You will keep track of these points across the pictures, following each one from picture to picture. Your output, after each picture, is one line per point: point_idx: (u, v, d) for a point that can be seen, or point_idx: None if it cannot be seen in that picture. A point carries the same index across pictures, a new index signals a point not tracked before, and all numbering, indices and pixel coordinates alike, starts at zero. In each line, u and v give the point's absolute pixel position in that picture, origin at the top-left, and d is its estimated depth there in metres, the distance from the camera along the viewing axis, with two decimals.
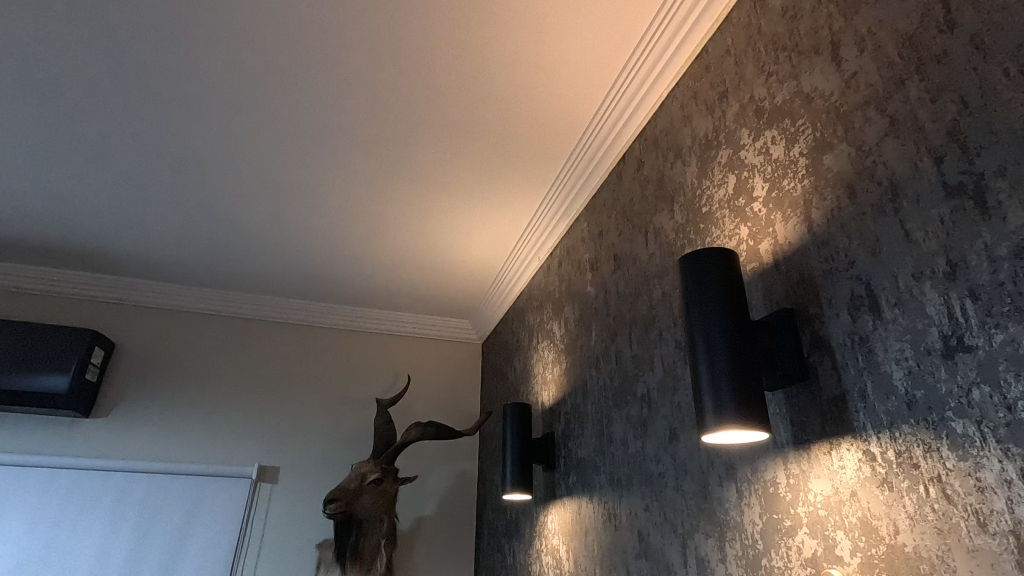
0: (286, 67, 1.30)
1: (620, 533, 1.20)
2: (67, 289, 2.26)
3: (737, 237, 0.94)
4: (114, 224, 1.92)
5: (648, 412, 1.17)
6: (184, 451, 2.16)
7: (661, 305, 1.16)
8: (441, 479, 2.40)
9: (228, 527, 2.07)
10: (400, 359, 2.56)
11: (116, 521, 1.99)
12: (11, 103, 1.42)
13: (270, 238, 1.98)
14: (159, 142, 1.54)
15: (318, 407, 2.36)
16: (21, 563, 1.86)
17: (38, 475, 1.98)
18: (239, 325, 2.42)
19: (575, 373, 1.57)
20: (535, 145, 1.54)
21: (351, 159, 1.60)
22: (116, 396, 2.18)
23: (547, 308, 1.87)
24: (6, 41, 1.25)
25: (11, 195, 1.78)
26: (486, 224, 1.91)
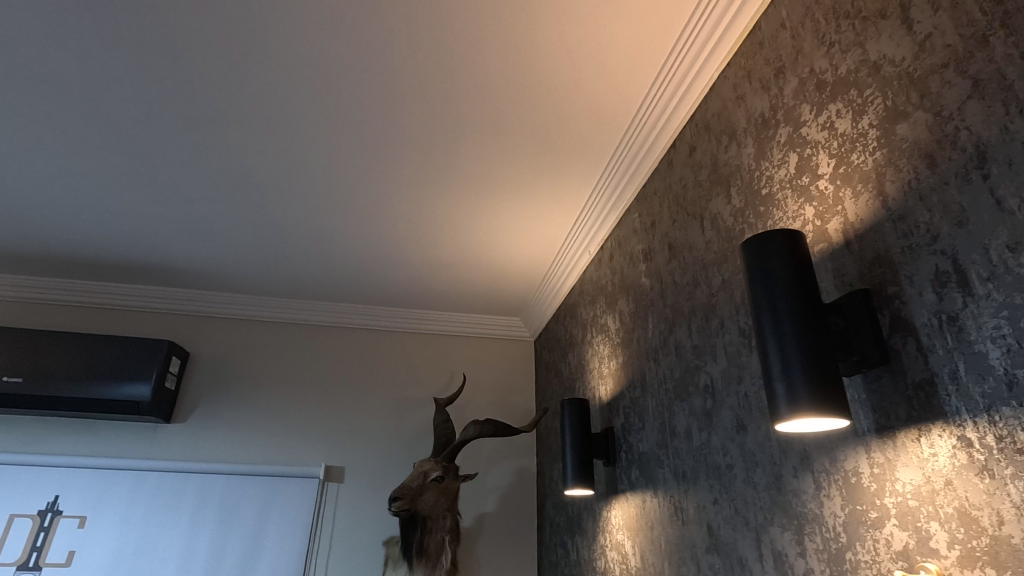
0: (336, 79, 1.34)
1: (688, 528, 1.18)
2: (144, 303, 2.42)
3: (802, 218, 0.90)
4: (184, 240, 2.03)
5: (712, 403, 1.14)
6: (256, 452, 2.27)
7: (721, 293, 1.13)
8: (500, 477, 2.42)
9: (299, 524, 2.16)
10: (455, 359, 2.59)
11: (198, 520, 2.11)
12: (89, 133, 1.53)
13: (327, 246, 2.05)
14: (223, 160, 1.62)
15: (378, 408, 2.43)
16: (116, 559, 2.00)
17: (127, 478, 2.13)
18: (301, 331, 2.52)
19: (631, 365, 1.55)
20: (581, 139, 1.53)
21: (401, 164, 1.63)
22: (193, 402, 2.31)
23: (599, 302, 1.85)
24: (84, 74, 1.33)
25: (92, 219, 1.91)
26: (535, 221, 1.91)
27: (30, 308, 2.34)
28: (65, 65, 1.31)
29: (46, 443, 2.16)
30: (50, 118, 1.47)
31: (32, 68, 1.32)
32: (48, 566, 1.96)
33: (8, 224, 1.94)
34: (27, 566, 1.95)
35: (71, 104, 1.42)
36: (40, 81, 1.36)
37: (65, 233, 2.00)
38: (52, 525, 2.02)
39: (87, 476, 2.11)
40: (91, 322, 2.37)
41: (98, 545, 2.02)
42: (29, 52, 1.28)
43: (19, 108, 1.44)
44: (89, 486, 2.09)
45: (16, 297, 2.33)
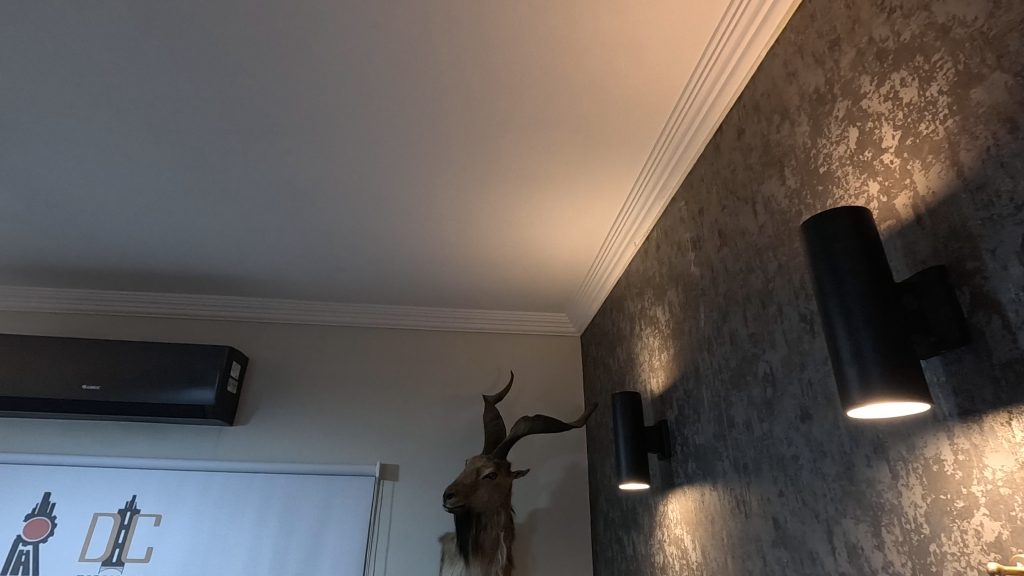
0: (377, 83, 1.37)
1: (752, 521, 1.14)
2: (204, 311, 2.54)
3: (866, 195, 0.86)
4: (239, 249, 2.12)
5: (773, 392, 1.10)
6: (314, 452, 2.34)
7: (778, 278, 1.09)
8: (552, 473, 2.42)
9: (358, 521, 2.22)
10: (501, 356, 2.61)
11: (263, 517, 2.19)
12: (150, 152, 1.61)
13: (374, 249, 2.10)
14: (274, 169, 1.67)
15: (428, 407, 2.47)
16: (190, 555, 2.11)
17: (196, 478, 2.23)
18: (352, 334, 2.59)
19: (684, 357, 1.52)
20: (623, 128, 1.51)
21: (444, 164, 1.65)
22: (253, 405, 2.41)
23: (647, 293, 1.82)
24: (145, 94, 1.40)
25: (154, 233, 2.02)
26: (577, 215, 1.90)
27: (103, 320, 2.49)
28: (128, 86, 1.38)
29: (122, 446, 2.29)
30: (115, 138, 1.55)
31: (98, 91, 1.39)
32: (129, 561, 2.08)
33: (80, 243, 2.07)
34: (111, 561, 2.08)
35: (134, 123, 1.50)
36: (106, 103, 1.43)
37: (131, 248, 2.11)
38: (131, 524, 2.14)
39: (161, 476, 2.22)
40: (157, 331, 2.50)
41: (173, 542, 2.13)
42: (96, 75, 1.35)
43: (87, 131, 1.52)
44: (163, 486, 2.21)
45: (89, 311, 2.49)
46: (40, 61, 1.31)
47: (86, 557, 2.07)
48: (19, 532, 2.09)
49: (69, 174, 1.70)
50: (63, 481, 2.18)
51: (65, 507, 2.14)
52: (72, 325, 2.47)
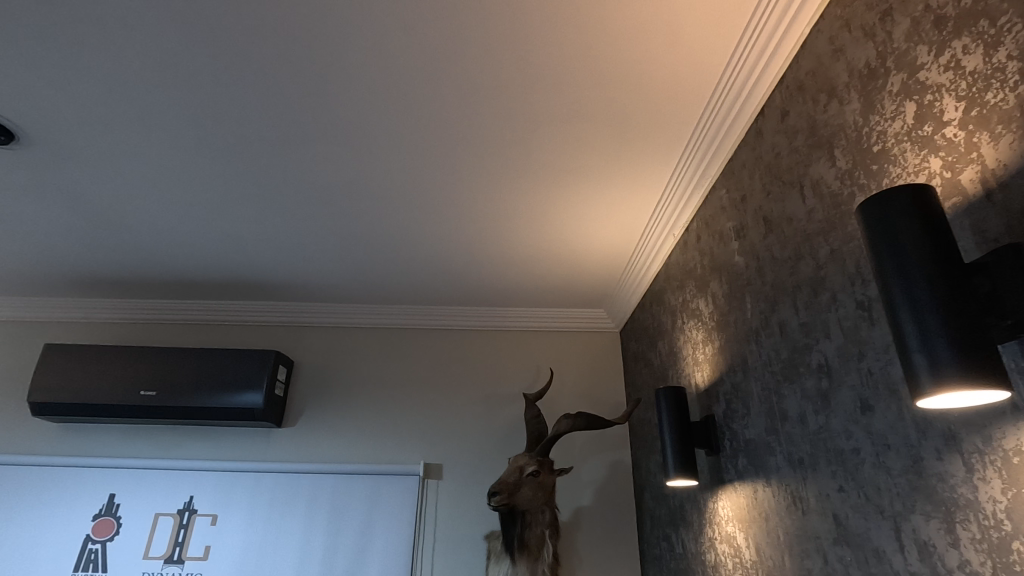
0: (410, 85, 1.37)
1: (810, 517, 1.10)
2: (251, 317, 2.62)
3: (927, 172, 0.81)
4: (281, 255, 2.17)
5: (828, 383, 1.06)
6: (359, 452, 2.39)
7: (830, 263, 1.04)
8: (595, 470, 2.39)
9: (404, 520, 2.25)
10: (540, 354, 2.60)
11: (313, 516, 2.25)
12: (195, 164, 1.66)
13: (411, 250, 2.12)
14: (313, 176, 1.71)
15: (469, 406, 2.48)
16: (245, 553, 2.18)
17: (248, 479, 2.31)
18: (392, 335, 2.63)
19: (729, 349, 1.48)
20: (659, 118, 1.47)
21: (478, 162, 1.65)
22: (300, 407, 2.47)
23: (688, 286, 1.78)
24: (189, 107, 1.45)
25: (201, 243, 2.09)
26: (612, 209, 1.87)
27: (158, 329, 2.60)
28: (174, 101, 1.43)
29: (179, 449, 2.38)
30: (162, 152, 1.61)
31: (146, 107, 1.44)
32: (189, 559, 2.17)
33: (134, 254, 2.16)
34: (172, 559, 2.16)
35: (180, 137, 1.55)
36: (153, 118, 1.48)
37: (181, 258, 2.19)
38: (189, 523, 2.23)
39: (215, 477, 2.30)
40: (207, 338, 2.59)
41: (229, 541, 2.20)
42: (143, 92, 1.40)
43: (137, 146, 1.58)
44: (217, 487, 2.29)
45: (144, 320, 2.60)
46: (92, 82, 1.36)
47: (149, 556, 2.17)
48: (88, 532, 2.19)
49: (121, 190, 1.77)
50: (126, 482, 2.28)
51: (129, 507, 2.24)
52: (130, 334, 2.59)
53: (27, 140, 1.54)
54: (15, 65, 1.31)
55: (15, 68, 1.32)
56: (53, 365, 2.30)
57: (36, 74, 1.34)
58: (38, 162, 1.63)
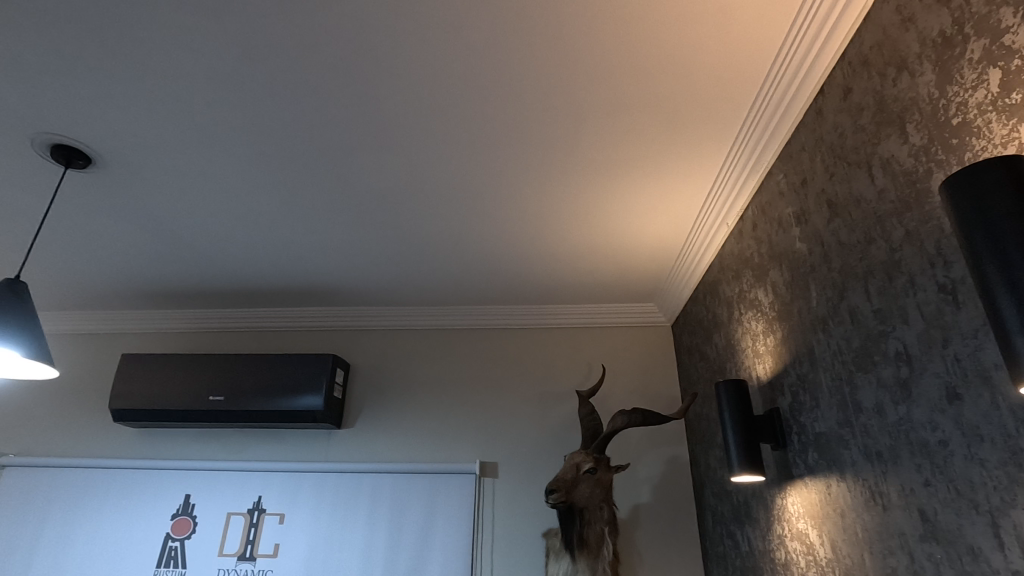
0: (455, 88, 1.38)
1: (892, 513, 1.05)
2: (308, 323, 2.71)
3: (1017, 142, 0.76)
4: (336, 262, 2.24)
5: (908, 371, 1.00)
6: (416, 452, 2.43)
7: (906, 245, 0.99)
8: (653, 467, 2.36)
9: (463, 517, 2.27)
10: (590, 350, 2.58)
11: (374, 515, 2.30)
12: (255, 178, 1.73)
13: (460, 252, 2.14)
14: (364, 183, 1.75)
15: (522, 404, 2.49)
16: (313, 551, 2.25)
17: (312, 479, 2.38)
18: (444, 336, 2.67)
19: (794, 339, 1.43)
20: (710, 106, 1.43)
21: (525, 161, 1.64)
22: (358, 409, 2.54)
23: (745, 275, 1.73)
24: (247, 124, 1.50)
25: (261, 253, 2.17)
26: (662, 201, 1.83)
27: (221, 337, 2.73)
28: (233, 119, 1.49)
29: (247, 451, 2.49)
30: (224, 168, 1.68)
31: (209, 127, 1.51)
32: (260, 556, 2.26)
33: (200, 267, 2.27)
34: (245, 556, 2.26)
35: (240, 153, 1.62)
36: (215, 137, 1.55)
37: (241, 268, 2.28)
38: (259, 522, 2.32)
39: (281, 478, 2.40)
40: (268, 344, 2.70)
41: (297, 539, 2.28)
42: (204, 113, 1.46)
43: (201, 164, 1.66)
44: (284, 487, 2.38)
45: (209, 329, 2.73)
46: (158, 106, 1.44)
47: (224, 553, 2.27)
48: (167, 530, 2.32)
49: (188, 207, 1.87)
50: (199, 484, 2.40)
51: (203, 507, 2.36)
52: (196, 343, 2.72)
53: (101, 163, 1.64)
54: (89, 94, 1.40)
55: (90, 97, 1.41)
56: (131, 374, 2.45)
57: (109, 101, 1.42)
58: (112, 183, 1.74)
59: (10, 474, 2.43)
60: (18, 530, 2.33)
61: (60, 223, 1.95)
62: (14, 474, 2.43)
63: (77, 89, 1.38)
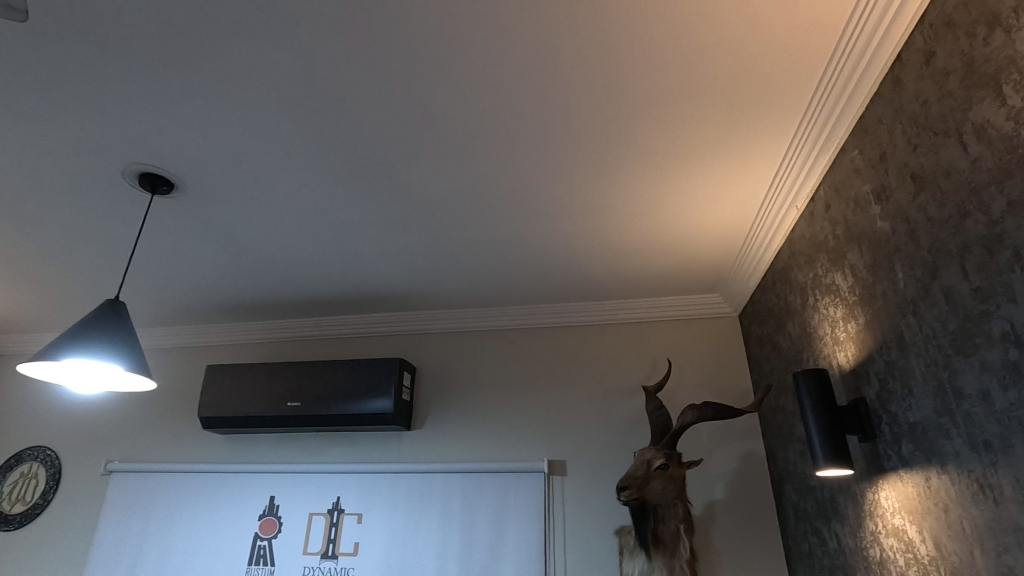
0: (508, 90, 1.39)
1: (1006, 508, 0.96)
2: (375, 329, 2.80)
3: None
4: (399, 269, 2.30)
5: (1018, 354, 0.92)
6: (484, 452, 2.47)
7: (1009, 217, 0.91)
8: (726, 462, 2.28)
9: (534, 515, 2.28)
10: (654, 345, 2.54)
11: (447, 514, 2.35)
12: (320, 193, 1.80)
13: (518, 251, 2.16)
14: (423, 190, 1.78)
15: (587, 402, 2.47)
16: (391, 549, 2.33)
17: (386, 479, 2.46)
18: (505, 337, 2.69)
19: (879, 324, 1.34)
20: (774, 87, 1.37)
21: (581, 157, 1.63)
22: (426, 410, 2.60)
23: (820, 259, 1.64)
24: (312, 143, 1.57)
25: (329, 264, 2.27)
26: (725, 187, 1.78)
27: (295, 346, 2.86)
28: (299, 138, 1.55)
29: (324, 453, 2.60)
30: (292, 186, 1.76)
31: (277, 148, 1.59)
32: (342, 554, 2.35)
33: (273, 280, 2.39)
34: (327, 554, 2.36)
35: (306, 170, 1.69)
36: (283, 157, 1.63)
37: (310, 279, 2.39)
38: (340, 521, 2.42)
39: (357, 479, 2.49)
40: (338, 351, 2.81)
41: (375, 538, 2.36)
42: (272, 134, 1.54)
43: (271, 183, 1.75)
44: (360, 488, 2.47)
45: (283, 338, 2.87)
46: (231, 132, 1.52)
47: (308, 552, 2.38)
48: (256, 530, 2.45)
49: (261, 224, 1.97)
50: (282, 486, 2.52)
51: (287, 508, 2.48)
52: (273, 352, 2.87)
53: (183, 187, 1.76)
54: (169, 126, 1.50)
55: (171, 128, 1.51)
56: (216, 383, 2.61)
57: (187, 130, 1.52)
58: (192, 206, 1.86)
59: (116, 479, 2.65)
60: (126, 530, 2.53)
61: (149, 246, 2.10)
62: (120, 479, 2.65)
63: (159, 120, 1.48)
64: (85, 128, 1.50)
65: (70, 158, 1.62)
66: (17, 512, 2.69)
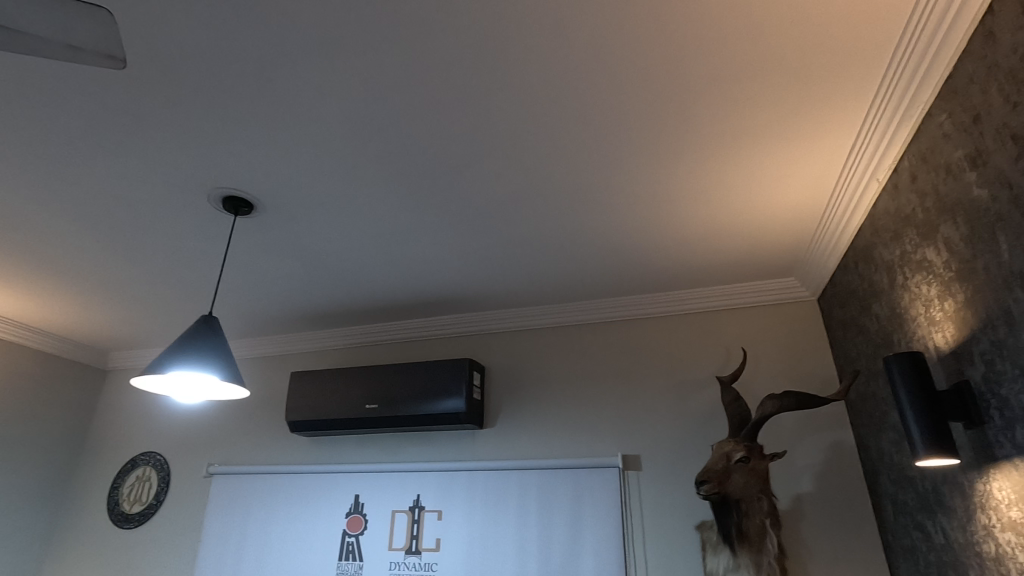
0: (562, 88, 1.38)
1: None
2: (443, 330, 2.87)
3: None
4: (464, 272, 2.35)
5: None
6: (558, 448, 2.48)
7: None
8: (812, 454, 2.18)
9: (611, 511, 2.26)
10: (727, 334, 2.45)
11: (524, 510, 2.37)
12: (386, 204, 1.87)
13: (581, 247, 2.14)
14: (484, 194, 1.81)
15: (659, 395, 2.43)
16: (471, 545, 2.38)
17: (463, 477, 2.52)
18: (571, 332, 2.68)
19: (982, 300, 1.24)
20: (845, 55, 1.29)
21: (640, 146, 1.60)
22: (497, 409, 2.65)
23: (908, 234, 1.53)
24: (377, 157, 1.63)
25: (397, 271, 2.35)
26: (796, 166, 1.69)
27: (370, 350, 2.99)
28: (364, 154, 1.62)
29: (402, 453, 2.70)
30: (360, 200, 1.84)
31: (344, 165, 1.66)
32: (425, 550, 2.44)
33: (346, 289, 2.51)
34: (412, 550, 2.45)
35: (373, 184, 1.76)
36: (351, 173, 1.70)
37: (381, 286, 2.48)
38: (421, 518, 2.50)
39: (435, 477, 2.56)
40: (410, 354, 2.90)
41: (455, 534, 2.43)
42: (338, 152, 1.61)
43: (341, 198, 1.83)
44: (439, 486, 2.54)
45: (358, 343, 3.00)
46: (302, 153, 1.61)
47: (393, 547, 2.48)
48: (344, 527, 2.59)
49: (333, 237, 2.07)
50: (365, 485, 2.64)
51: (371, 505, 2.59)
52: (349, 357, 3.01)
53: (261, 206, 1.87)
54: (247, 151, 1.60)
55: (248, 154, 1.61)
56: (300, 389, 2.76)
57: (262, 155, 1.62)
58: (271, 224, 1.98)
59: (217, 480, 2.87)
60: (229, 528, 2.74)
61: (234, 263, 2.25)
62: (221, 480, 2.86)
63: (238, 147, 1.59)
64: (174, 160, 1.64)
65: (163, 188, 1.77)
66: (136, 511, 2.97)
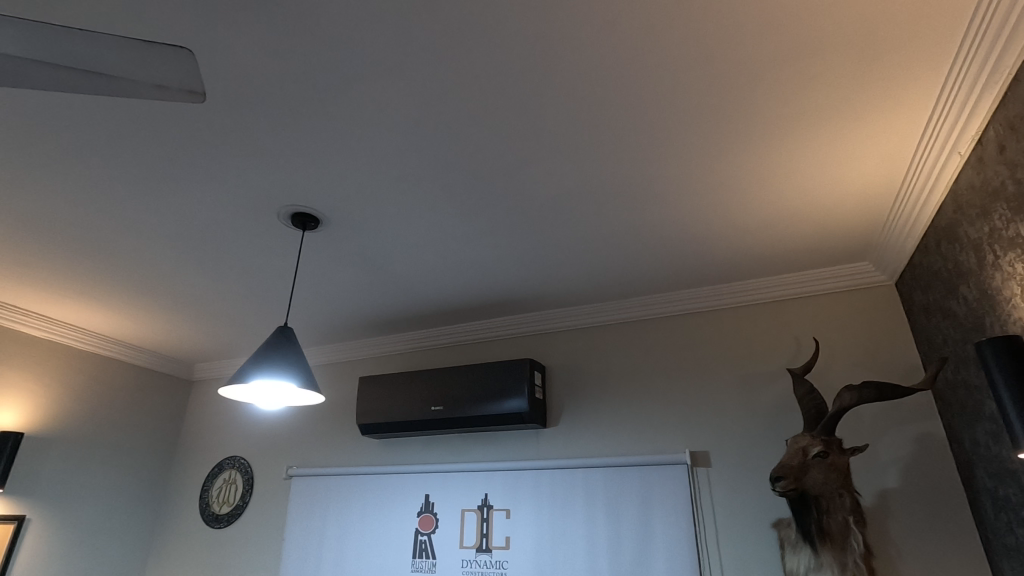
0: (613, 85, 1.38)
1: None
2: (503, 331, 2.91)
3: None
4: (520, 274, 2.37)
5: None
6: (623, 446, 2.46)
7: None
8: (896, 447, 2.06)
9: (681, 509, 2.22)
10: (796, 324, 2.36)
11: (592, 509, 2.37)
12: (444, 212, 1.91)
13: (638, 242, 2.12)
14: (539, 197, 1.83)
15: (726, 389, 2.37)
16: (540, 544, 2.40)
17: (529, 476, 2.54)
18: (632, 328, 2.66)
19: None
20: (915, 24, 1.22)
21: (696, 136, 1.56)
22: (560, 408, 2.65)
23: (997, 208, 1.42)
24: (433, 168, 1.68)
25: (456, 276, 2.40)
26: (866, 143, 1.60)
27: (432, 353, 3.07)
28: (421, 164, 1.67)
29: (469, 453, 2.76)
30: (419, 209, 1.90)
31: (402, 177, 1.72)
32: (495, 548, 2.48)
33: (408, 295, 2.59)
34: (482, 548, 2.50)
35: (430, 193, 1.81)
36: (409, 184, 1.76)
37: (441, 291, 2.54)
38: (489, 517, 2.54)
39: (501, 477, 2.59)
40: (471, 355, 2.96)
41: (524, 533, 2.45)
42: (397, 166, 1.67)
43: (400, 209, 1.89)
44: (505, 485, 2.57)
45: (421, 347, 3.09)
46: (362, 169, 1.68)
47: (464, 546, 2.54)
48: (416, 526, 2.66)
49: (394, 247, 2.15)
50: (435, 485, 2.71)
51: (441, 505, 2.66)
52: (413, 361, 3.10)
53: (327, 222, 1.97)
54: (312, 170, 1.69)
55: (314, 172, 1.70)
56: (368, 393, 2.87)
57: (326, 172, 1.70)
58: (337, 237, 2.07)
59: (297, 482, 3.03)
60: (309, 527, 2.88)
61: (304, 276, 2.38)
62: (300, 482, 3.02)
63: (305, 167, 1.68)
64: (248, 182, 1.75)
65: (239, 209, 1.90)
66: (225, 512, 3.17)
